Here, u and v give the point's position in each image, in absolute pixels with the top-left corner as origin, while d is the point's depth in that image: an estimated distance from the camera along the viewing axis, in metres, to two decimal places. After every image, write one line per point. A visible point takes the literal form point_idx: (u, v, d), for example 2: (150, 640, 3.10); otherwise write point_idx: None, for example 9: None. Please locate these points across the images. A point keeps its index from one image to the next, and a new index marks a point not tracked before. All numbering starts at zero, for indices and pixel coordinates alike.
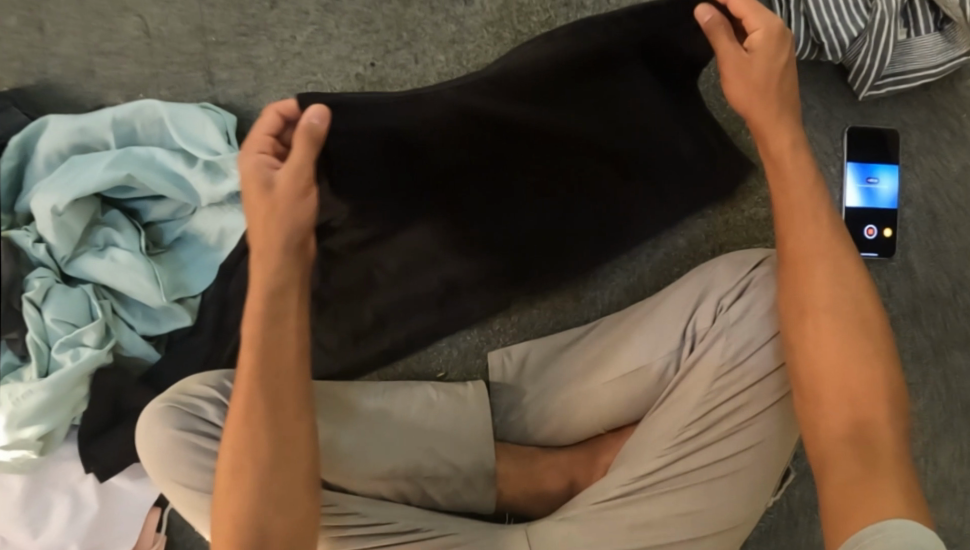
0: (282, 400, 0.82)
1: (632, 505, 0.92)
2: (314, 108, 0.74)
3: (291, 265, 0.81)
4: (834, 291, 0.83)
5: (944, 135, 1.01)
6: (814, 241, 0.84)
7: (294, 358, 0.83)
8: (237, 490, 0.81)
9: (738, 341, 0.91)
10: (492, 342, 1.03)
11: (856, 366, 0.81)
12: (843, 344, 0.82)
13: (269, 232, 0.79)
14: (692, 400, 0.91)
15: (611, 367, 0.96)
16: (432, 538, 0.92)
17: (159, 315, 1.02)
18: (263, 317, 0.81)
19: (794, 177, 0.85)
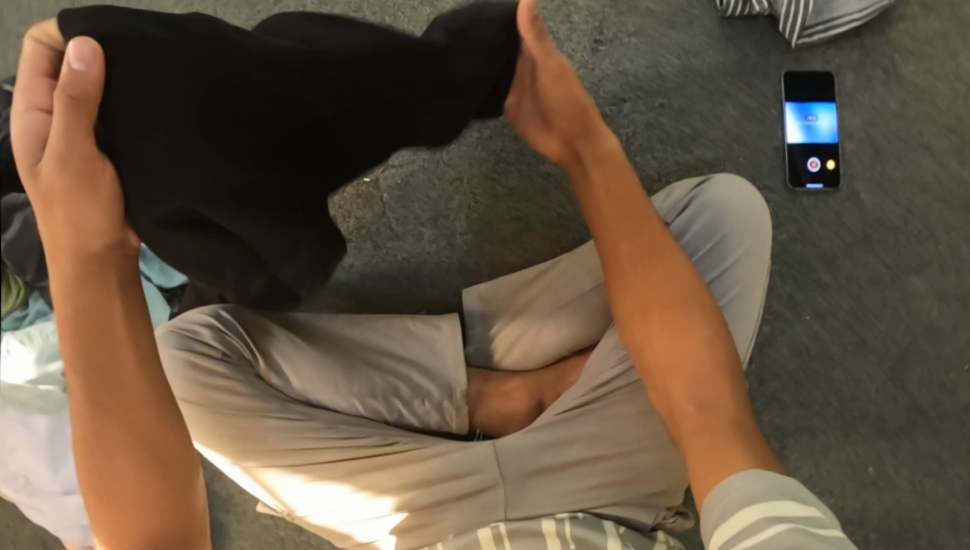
0: (123, 407, 0.78)
1: (590, 415, 0.96)
2: (76, 46, 0.65)
3: (96, 274, 0.75)
4: (667, 287, 0.86)
5: (878, 75, 1.09)
6: (641, 239, 0.87)
7: (132, 373, 0.78)
8: (105, 510, 0.79)
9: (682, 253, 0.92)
10: (468, 281, 1.11)
11: (693, 351, 0.83)
12: (684, 330, 0.84)
13: (56, 238, 0.72)
14: None
15: (569, 289, 1.02)
16: (406, 452, 0.97)
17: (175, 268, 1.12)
18: (83, 336, 0.76)
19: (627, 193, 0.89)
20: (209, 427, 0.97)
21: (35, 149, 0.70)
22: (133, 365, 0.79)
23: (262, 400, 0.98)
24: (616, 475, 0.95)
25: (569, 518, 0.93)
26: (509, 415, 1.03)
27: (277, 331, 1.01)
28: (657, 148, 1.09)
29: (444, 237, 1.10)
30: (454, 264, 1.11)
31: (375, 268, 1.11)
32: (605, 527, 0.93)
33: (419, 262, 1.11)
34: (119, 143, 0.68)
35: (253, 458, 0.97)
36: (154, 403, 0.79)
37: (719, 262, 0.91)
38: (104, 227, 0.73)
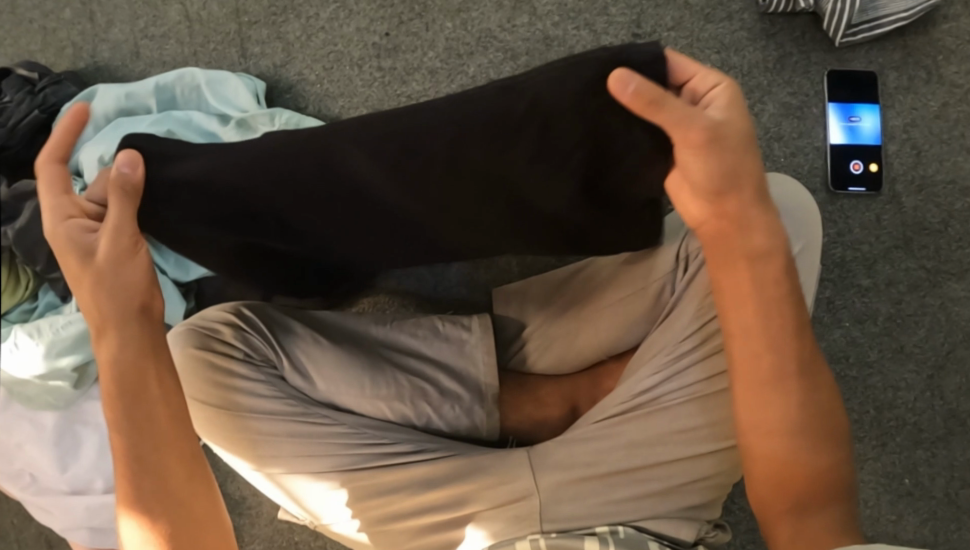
0: (156, 448, 0.84)
1: (634, 421, 0.93)
2: (122, 154, 0.78)
3: (134, 333, 0.83)
4: (789, 412, 0.82)
5: (920, 75, 1.07)
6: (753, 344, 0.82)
7: (158, 407, 0.84)
8: (148, 532, 0.83)
9: None
10: (497, 281, 1.07)
11: (799, 464, 0.81)
12: (786, 440, 0.82)
13: (103, 307, 0.81)
14: (685, 315, 0.93)
15: (610, 291, 0.98)
16: (437, 460, 0.92)
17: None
18: (116, 390, 0.83)
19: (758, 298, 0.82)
20: (228, 433, 0.91)
21: (85, 235, 0.80)
22: (159, 402, 0.84)
23: (284, 404, 0.92)
24: (655, 487, 0.91)
25: (610, 537, 0.89)
26: (542, 421, 1.00)
27: (301, 330, 0.95)
28: None
29: None
30: (482, 262, 1.08)
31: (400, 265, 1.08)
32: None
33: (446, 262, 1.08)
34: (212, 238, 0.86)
35: (277, 464, 0.92)
36: (183, 429, 0.85)
37: None
38: (143, 285, 0.82)
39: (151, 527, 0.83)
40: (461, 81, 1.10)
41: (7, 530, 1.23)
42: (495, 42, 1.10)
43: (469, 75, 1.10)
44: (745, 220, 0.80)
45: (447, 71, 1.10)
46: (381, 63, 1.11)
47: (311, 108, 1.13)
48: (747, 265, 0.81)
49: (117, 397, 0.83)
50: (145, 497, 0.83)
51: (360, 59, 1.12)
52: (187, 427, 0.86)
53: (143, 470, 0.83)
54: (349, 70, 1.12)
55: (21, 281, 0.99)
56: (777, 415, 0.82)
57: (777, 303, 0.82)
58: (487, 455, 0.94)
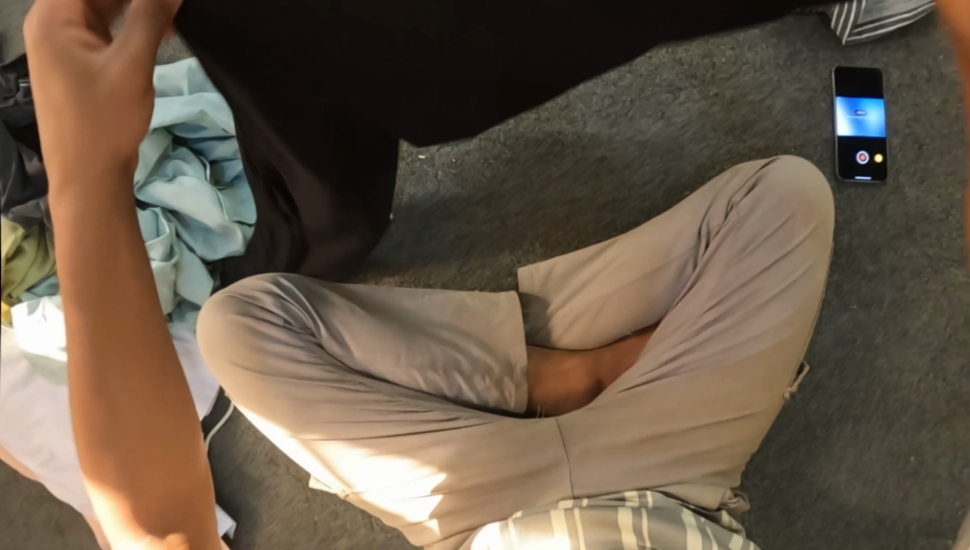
0: (110, 340, 0.61)
1: (658, 390, 0.96)
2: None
3: (113, 182, 0.61)
4: None
5: (921, 74, 1.14)
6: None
7: (131, 290, 0.62)
8: (107, 458, 0.63)
9: (745, 239, 0.98)
10: (521, 262, 1.09)
11: None
12: None
13: (80, 142, 0.59)
14: (707, 288, 0.99)
15: (635, 268, 1.02)
16: (469, 428, 0.95)
17: (251, 208, 1.13)
18: (87, 252, 0.60)
19: None
20: (265, 398, 0.93)
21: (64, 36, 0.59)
22: (134, 285, 0.62)
23: (322, 370, 0.94)
24: (681, 453, 0.94)
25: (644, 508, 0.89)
26: (567, 394, 1.03)
27: (338, 300, 0.97)
28: (709, 136, 1.12)
29: (497, 217, 1.10)
30: (505, 244, 1.10)
31: (425, 245, 1.10)
32: (684, 521, 0.89)
33: (470, 243, 1.10)
34: (300, 126, 0.64)
35: (312, 430, 0.93)
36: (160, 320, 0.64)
37: (787, 243, 0.97)
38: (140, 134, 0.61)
39: (109, 450, 0.63)
40: None
41: (15, 513, 1.21)
42: None
43: None
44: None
45: None
46: None
47: None
48: None
49: (77, 264, 0.61)
50: (104, 410, 0.62)
51: None
52: (158, 321, 0.64)
53: (112, 396, 0.62)
54: None
55: (51, 255, 1.08)
56: None
57: None
58: (514, 422, 0.96)
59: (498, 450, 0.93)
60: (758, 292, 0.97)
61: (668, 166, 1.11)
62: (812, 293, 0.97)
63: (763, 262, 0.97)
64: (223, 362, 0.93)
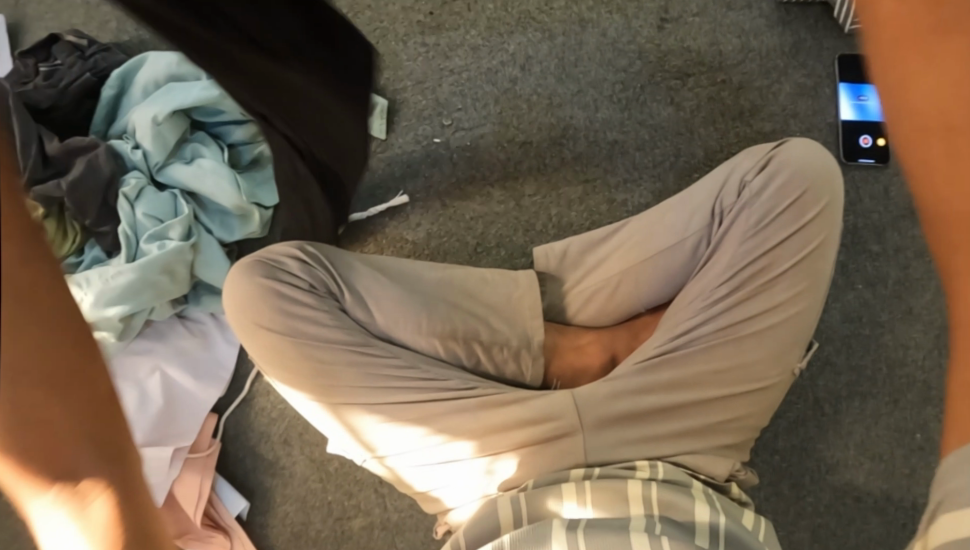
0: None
1: (673, 361, 0.99)
2: None
3: None
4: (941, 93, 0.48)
5: None
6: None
7: None
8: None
9: (756, 215, 1.01)
10: (535, 241, 1.12)
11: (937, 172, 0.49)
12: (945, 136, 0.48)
13: None
14: (721, 263, 1.01)
15: (648, 246, 1.04)
16: (486, 397, 0.96)
17: (268, 192, 1.14)
18: None
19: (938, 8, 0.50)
20: (291, 361, 0.95)
21: None
22: None
23: (345, 333, 0.96)
24: (693, 422, 0.97)
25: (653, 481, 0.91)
26: (582, 369, 1.04)
27: (362, 268, 0.99)
28: (718, 121, 1.15)
29: (512, 198, 1.13)
30: (521, 223, 1.12)
31: (442, 226, 1.13)
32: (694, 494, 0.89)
33: (486, 223, 1.13)
34: None
35: (337, 394, 0.95)
36: None
37: (798, 219, 1.00)
38: None
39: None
40: (502, 57, 1.17)
41: None
42: (534, 23, 1.18)
43: (509, 52, 1.17)
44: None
45: (487, 48, 1.17)
46: (425, 40, 1.18)
47: None
48: None
49: None
50: None
51: (405, 36, 1.18)
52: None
53: None
54: (395, 45, 1.18)
55: (69, 236, 1.09)
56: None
57: None
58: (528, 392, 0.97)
59: (512, 418, 0.94)
60: (768, 268, 1.00)
61: (678, 148, 1.14)
62: (821, 268, 1.00)
63: (776, 238, 1.00)
64: (250, 323, 0.96)
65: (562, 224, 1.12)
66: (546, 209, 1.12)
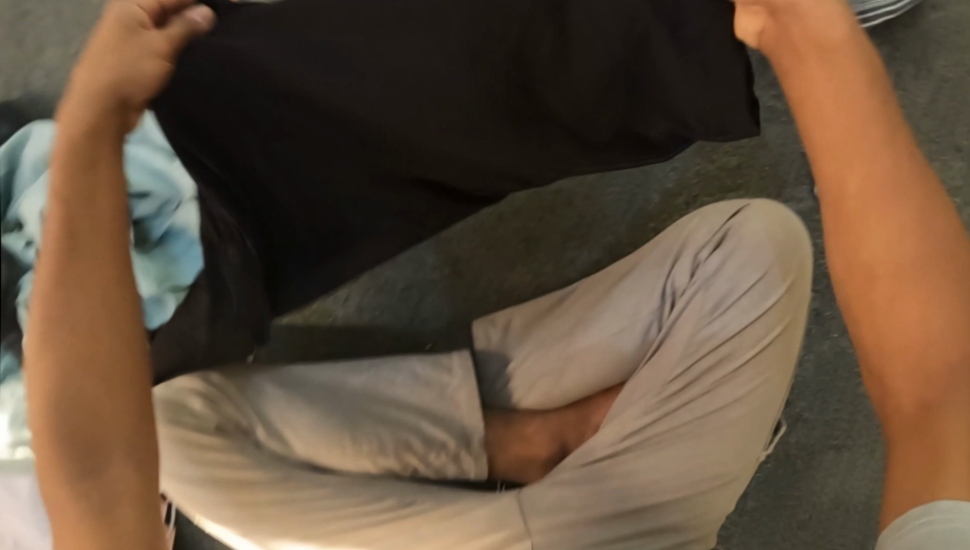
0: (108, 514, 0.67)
1: (624, 462, 0.92)
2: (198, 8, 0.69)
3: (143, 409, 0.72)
4: (908, 242, 0.61)
5: (908, 70, 1.04)
6: (907, 310, 0.60)
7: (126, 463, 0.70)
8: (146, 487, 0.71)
9: (711, 300, 0.92)
10: (474, 311, 1.02)
11: (947, 298, 0.59)
12: (922, 281, 0.60)
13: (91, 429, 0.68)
14: (674, 352, 0.94)
15: (592, 327, 0.97)
16: (427, 512, 0.90)
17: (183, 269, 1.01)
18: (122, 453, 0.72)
19: (893, 183, 0.61)
20: (206, 506, 0.89)
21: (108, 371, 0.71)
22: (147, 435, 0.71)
23: (265, 469, 0.91)
24: (648, 526, 0.90)
25: None
26: (530, 460, 0.99)
27: (274, 394, 0.96)
28: (677, 159, 1.01)
29: (447, 263, 1.02)
30: (457, 290, 1.02)
31: (375, 299, 1.03)
32: None
33: (421, 291, 1.02)
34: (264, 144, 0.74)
35: (262, 531, 0.89)
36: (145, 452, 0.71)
37: (761, 302, 0.90)
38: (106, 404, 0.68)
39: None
40: None
41: None
42: None
43: None
44: (914, 184, 0.61)
45: None
46: None
47: None
48: (886, 155, 0.62)
49: None
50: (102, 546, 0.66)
51: None
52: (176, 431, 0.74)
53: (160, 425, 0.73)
54: None
55: None
56: (893, 246, 0.61)
57: (861, 132, 0.62)
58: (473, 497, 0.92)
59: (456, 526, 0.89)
60: (733, 353, 0.91)
61: (632, 194, 1.01)
62: (786, 353, 0.92)
63: (739, 324, 0.91)
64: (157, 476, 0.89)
65: (504, 287, 1.02)
66: (486, 270, 1.02)
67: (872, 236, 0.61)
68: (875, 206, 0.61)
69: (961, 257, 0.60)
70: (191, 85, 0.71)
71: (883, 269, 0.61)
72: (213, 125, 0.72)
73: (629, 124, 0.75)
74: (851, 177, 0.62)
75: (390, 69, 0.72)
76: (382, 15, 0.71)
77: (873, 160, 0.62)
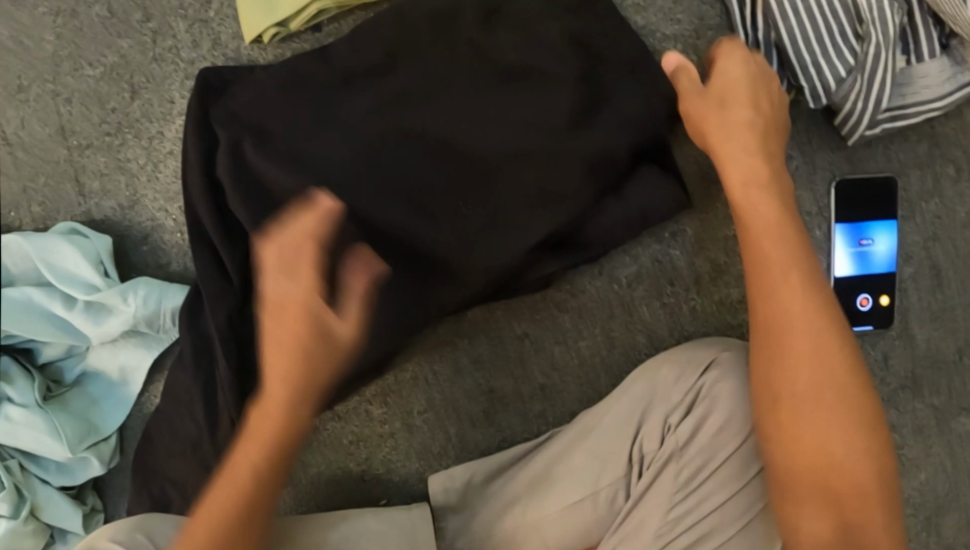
0: None
1: None
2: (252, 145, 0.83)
3: None
4: (818, 378, 0.75)
5: (948, 172, 0.85)
6: (829, 452, 0.74)
7: None
8: None
9: (683, 471, 0.81)
10: (432, 466, 0.90)
11: (847, 447, 0.74)
12: (850, 445, 0.74)
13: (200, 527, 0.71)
14: (648, 529, 0.81)
15: (556, 491, 0.85)
16: None
17: (104, 414, 0.93)
18: None
19: (818, 340, 0.75)
20: None
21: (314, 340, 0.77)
22: None
23: None
24: None
25: None
26: None
27: None
28: (665, 293, 0.86)
29: (398, 415, 0.89)
30: (411, 444, 0.90)
31: (318, 454, 0.90)
32: None
33: (370, 447, 0.90)
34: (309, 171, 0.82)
35: None
36: None
37: (741, 472, 0.80)
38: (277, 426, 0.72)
39: None
40: None
41: None
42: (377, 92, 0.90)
43: None
44: (835, 352, 0.75)
45: None
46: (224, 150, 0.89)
47: (175, 265, 0.91)
48: (808, 342, 0.75)
49: None
50: None
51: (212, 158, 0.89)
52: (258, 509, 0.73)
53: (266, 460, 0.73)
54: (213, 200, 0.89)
55: None
56: (815, 400, 0.75)
57: (820, 342, 0.75)
58: None
59: None
60: (716, 527, 0.80)
61: (610, 335, 0.86)
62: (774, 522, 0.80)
63: (718, 494, 0.80)
64: None
65: (467, 437, 0.89)
66: (452, 420, 0.89)
67: (800, 408, 0.75)
68: (814, 410, 0.75)
69: (857, 416, 0.75)
70: (258, 142, 0.83)
71: (797, 397, 0.75)
72: (286, 195, 0.82)
73: (622, 187, 0.83)
74: (789, 351, 0.75)
75: (403, 130, 0.82)
76: (419, 83, 0.82)
77: (806, 305, 0.75)
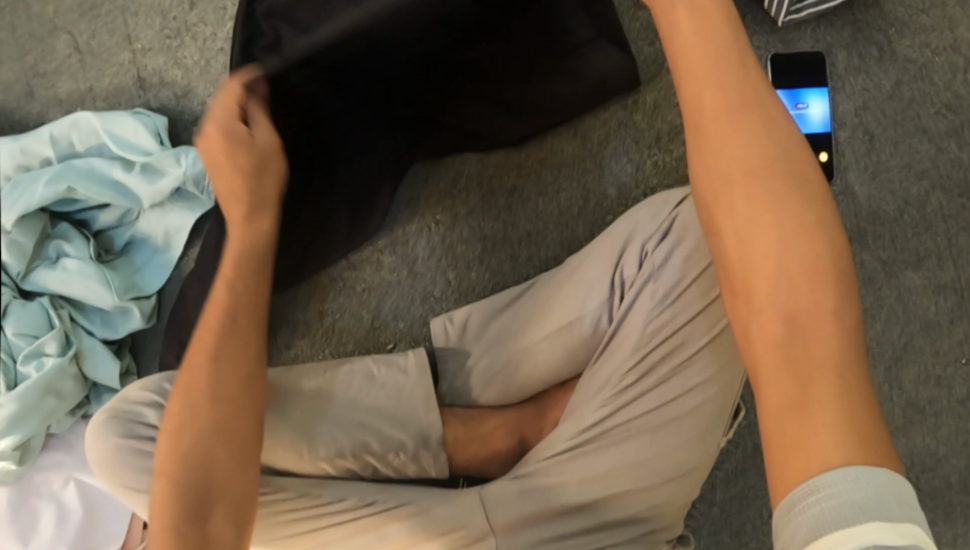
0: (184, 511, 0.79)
1: (582, 458, 0.88)
2: None
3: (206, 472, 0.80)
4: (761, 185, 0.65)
5: (871, 52, 1.01)
6: (764, 255, 0.64)
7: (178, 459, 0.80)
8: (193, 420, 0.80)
9: (656, 289, 0.88)
10: (434, 310, 1.03)
11: (794, 254, 0.64)
12: (798, 248, 0.64)
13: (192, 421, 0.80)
14: (628, 344, 0.89)
15: (546, 322, 0.95)
16: (391, 511, 0.88)
17: (148, 277, 1.07)
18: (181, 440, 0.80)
19: (759, 138, 0.66)
20: None
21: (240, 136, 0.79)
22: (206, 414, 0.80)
23: None
24: (608, 516, 0.87)
25: None
26: (490, 456, 0.98)
27: None
28: (631, 151, 1.02)
29: (403, 264, 1.04)
30: (417, 291, 1.04)
31: (334, 302, 1.04)
32: None
33: (379, 294, 1.04)
34: None
35: None
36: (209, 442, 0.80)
37: (710, 290, 0.86)
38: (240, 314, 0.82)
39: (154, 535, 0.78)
40: None
41: None
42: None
43: None
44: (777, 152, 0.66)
45: None
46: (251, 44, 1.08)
47: None
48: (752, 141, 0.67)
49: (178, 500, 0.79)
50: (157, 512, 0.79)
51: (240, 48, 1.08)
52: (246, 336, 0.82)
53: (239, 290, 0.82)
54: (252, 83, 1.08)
55: None
56: (757, 204, 0.65)
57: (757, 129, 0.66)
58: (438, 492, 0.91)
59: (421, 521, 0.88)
60: (689, 340, 0.86)
61: (587, 189, 1.02)
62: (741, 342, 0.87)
63: (688, 311, 0.87)
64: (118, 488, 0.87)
65: (465, 283, 1.02)
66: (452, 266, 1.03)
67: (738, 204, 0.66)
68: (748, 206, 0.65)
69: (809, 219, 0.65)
70: None
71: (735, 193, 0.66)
72: None
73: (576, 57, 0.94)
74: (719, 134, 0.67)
75: None
76: None
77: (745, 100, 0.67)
